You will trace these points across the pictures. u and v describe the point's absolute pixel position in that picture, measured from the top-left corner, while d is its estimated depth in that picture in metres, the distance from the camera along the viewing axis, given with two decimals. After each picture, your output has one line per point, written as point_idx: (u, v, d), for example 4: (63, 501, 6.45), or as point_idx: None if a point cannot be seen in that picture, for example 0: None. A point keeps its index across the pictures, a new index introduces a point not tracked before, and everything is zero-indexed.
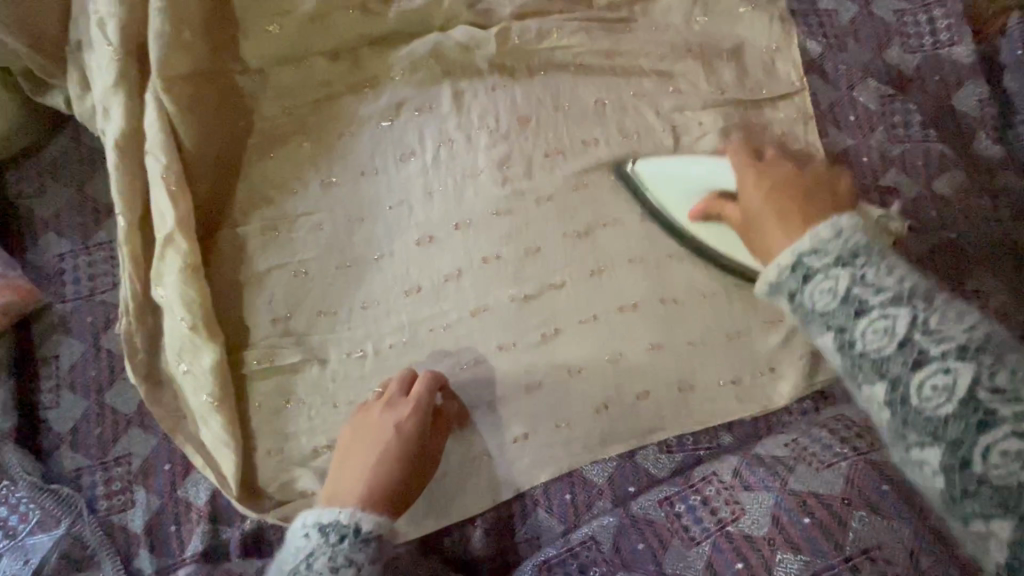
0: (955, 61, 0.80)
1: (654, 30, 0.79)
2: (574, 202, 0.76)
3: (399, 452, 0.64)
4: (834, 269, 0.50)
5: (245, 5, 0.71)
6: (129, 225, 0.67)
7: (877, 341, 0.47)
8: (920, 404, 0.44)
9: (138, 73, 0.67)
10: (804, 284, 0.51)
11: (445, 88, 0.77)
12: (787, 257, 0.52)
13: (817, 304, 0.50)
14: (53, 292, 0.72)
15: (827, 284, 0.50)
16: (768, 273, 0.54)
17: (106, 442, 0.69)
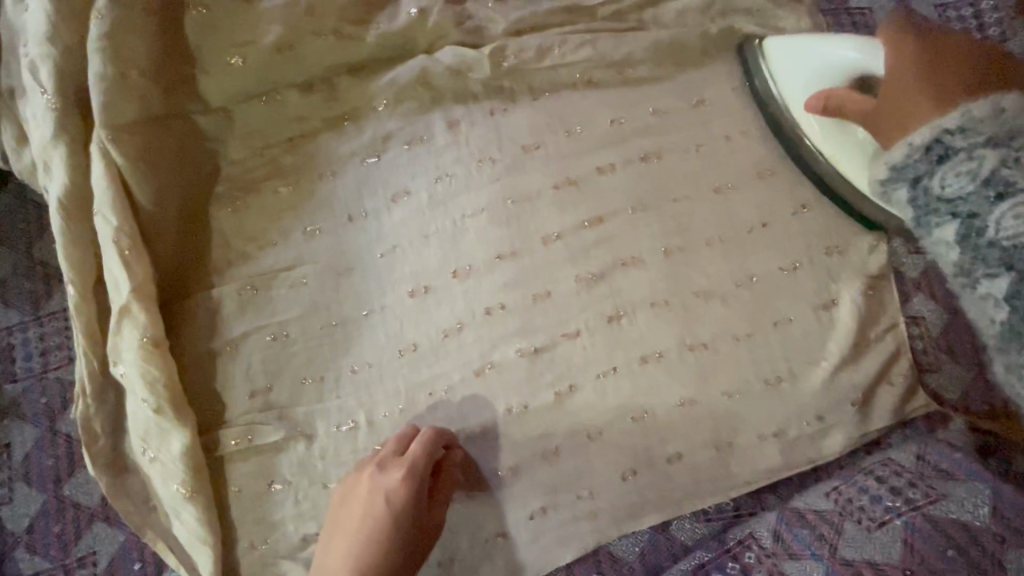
0: (1011, 56, 0.69)
1: (669, 38, 0.70)
2: (588, 241, 0.67)
3: (391, 527, 0.56)
4: (981, 149, 0.39)
5: (203, 38, 0.62)
6: (80, 295, 0.59)
7: (966, 183, 0.39)
8: (1003, 236, 0.37)
9: (81, 122, 0.58)
10: (937, 167, 0.40)
11: (436, 117, 0.68)
12: (924, 135, 0.41)
13: (949, 188, 0.39)
14: (3, 370, 0.64)
15: (969, 166, 0.39)
16: (891, 155, 0.43)
17: (67, 541, 0.61)
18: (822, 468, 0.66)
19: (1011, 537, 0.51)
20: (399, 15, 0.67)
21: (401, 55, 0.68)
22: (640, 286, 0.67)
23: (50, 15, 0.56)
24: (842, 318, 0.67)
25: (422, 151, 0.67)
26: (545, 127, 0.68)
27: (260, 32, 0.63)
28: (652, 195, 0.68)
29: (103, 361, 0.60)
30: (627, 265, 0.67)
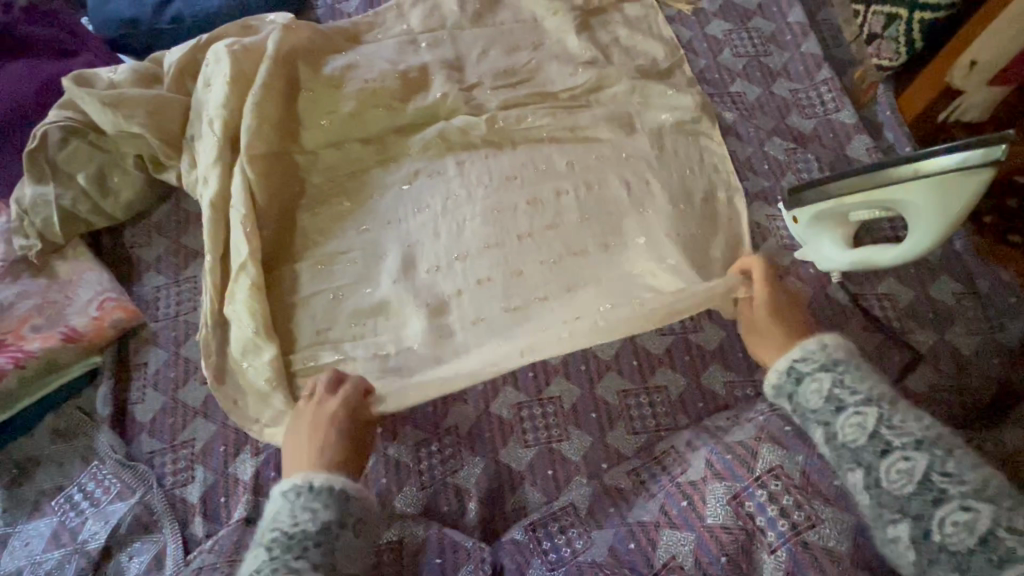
0: (841, 122, 1.02)
1: (607, 109, 1.04)
2: (550, 237, 0.96)
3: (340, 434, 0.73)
4: (820, 373, 0.65)
5: (307, 109, 1.00)
6: (214, 258, 0.90)
7: (815, 399, 0.64)
8: (845, 439, 0.61)
9: (230, 153, 0.94)
10: (798, 387, 0.67)
11: (449, 159, 1.02)
12: (785, 364, 0.68)
13: (810, 403, 0.65)
14: (148, 314, 0.94)
15: (815, 386, 0.65)
16: (770, 378, 0.69)
17: (176, 429, 0.87)
18: (718, 400, 0.86)
19: None
20: (429, 97, 1.04)
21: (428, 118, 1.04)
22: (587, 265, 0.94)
23: (225, 92, 0.93)
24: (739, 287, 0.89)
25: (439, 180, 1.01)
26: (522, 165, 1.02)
27: (340, 107, 1.00)
28: (594, 208, 0.98)
29: (220, 303, 0.90)
30: (578, 252, 0.95)
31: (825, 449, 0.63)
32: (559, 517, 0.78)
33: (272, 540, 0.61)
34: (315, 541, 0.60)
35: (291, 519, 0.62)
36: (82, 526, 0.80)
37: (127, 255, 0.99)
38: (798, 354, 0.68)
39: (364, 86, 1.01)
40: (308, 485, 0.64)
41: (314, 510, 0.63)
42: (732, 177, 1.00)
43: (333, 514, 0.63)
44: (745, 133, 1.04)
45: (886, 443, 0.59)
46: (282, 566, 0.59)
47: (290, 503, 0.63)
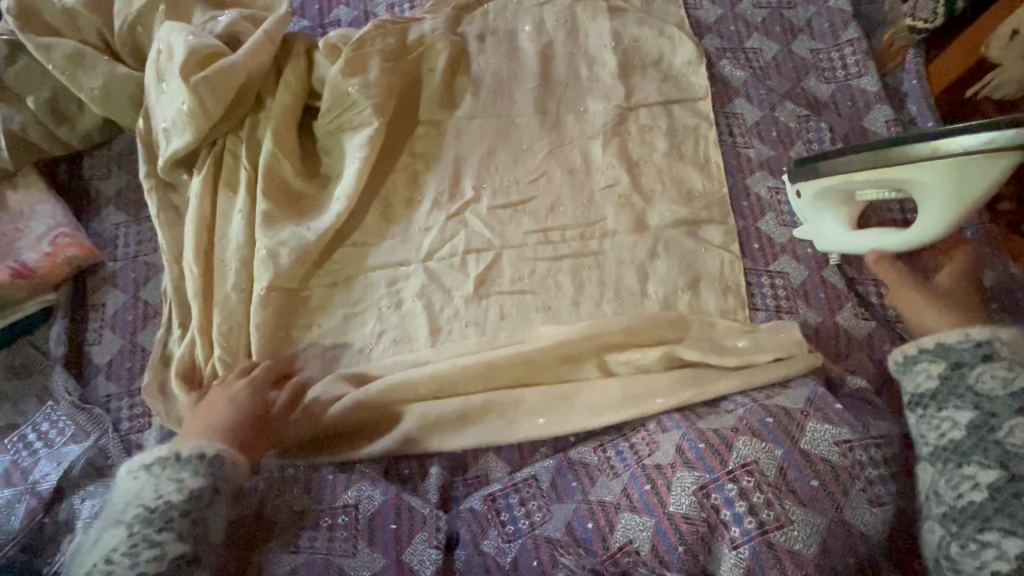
0: (862, 89, 0.94)
1: (610, 61, 0.96)
2: (531, 191, 0.90)
3: (247, 403, 0.74)
4: (1015, 368, 0.63)
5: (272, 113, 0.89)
6: (197, 227, 0.85)
7: (993, 387, 0.62)
8: (1007, 438, 0.59)
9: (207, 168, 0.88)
10: (978, 364, 0.64)
11: (429, 105, 0.95)
12: (982, 335, 0.65)
13: (981, 385, 0.63)
14: (107, 253, 0.89)
15: (999, 375, 0.62)
16: (949, 338, 0.66)
17: (134, 373, 0.84)
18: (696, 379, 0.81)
19: (812, 412, 0.69)
20: (415, 33, 0.96)
21: (400, 125, 0.94)
22: (563, 224, 0.88)
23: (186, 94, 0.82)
24: (714, 302, 0.84)
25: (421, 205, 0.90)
26: (507, 159, 0.92)
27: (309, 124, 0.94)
28: (584, 166, 0.91)
29: (196, 260, 0.83)
30: (551, 210, 0.89)
31: (963, 433, 0.62)
32: (520, 489, 0.75)
33: (130, 516, 0.64)
34: (180, 510, 0.64)
35: (155, 494, 0.65)
36: (34, 466, 0.78)
37: (84, 187, 0.92)
38: (1003, 338, 0.65)
39: (337, 88, 0.89)
40: (178, 456, 0.67)
41: (181, 481, 0.66)
42: (737, 143, 0.92)
43: (203, 481, 0.66)
44: (756, 95, 0.94)
45: None
46: (140, 539, 0.62)
47: (152, 478, 0.66)
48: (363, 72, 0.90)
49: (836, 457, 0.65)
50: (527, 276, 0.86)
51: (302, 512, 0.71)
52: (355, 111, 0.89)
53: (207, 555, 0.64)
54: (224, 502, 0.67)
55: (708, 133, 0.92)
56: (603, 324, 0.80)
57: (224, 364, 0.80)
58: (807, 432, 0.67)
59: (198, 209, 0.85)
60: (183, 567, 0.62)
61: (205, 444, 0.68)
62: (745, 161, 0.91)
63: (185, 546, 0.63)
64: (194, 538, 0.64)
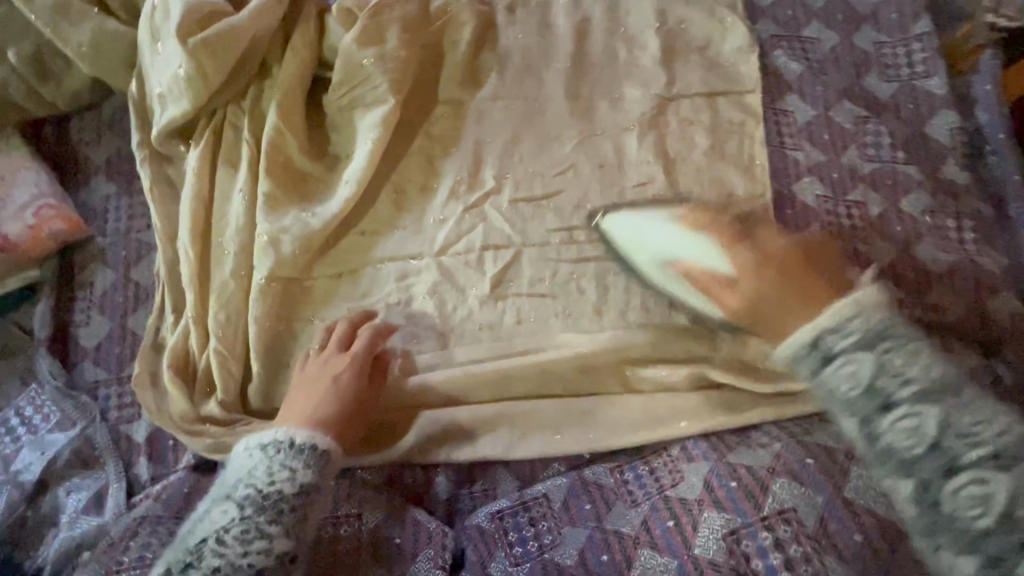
0: (928, 91, 0.85)
1: (652, 44, 0.87)
2: (557, 184, 0.82)
3: (348, 386, 0.70)
4: (859, 351, 0.46)
5: (278, 84, 0.80)
6: (192, 205, 0.78)
7: (850, 385, 0.46)
8: (892, 443, 0.45)
9: (205, 141, 0.80)
10: (822, 364, 0.48)
11: (451, 81, 0.86)
12: (806, 331, 0.49)
13: (839, 388, 0.47)
14: (96, 227, 0.82)
15: (848, 367, 0.46)
16: (791, 338, 0.49)
17: (123, 360, 0.78)
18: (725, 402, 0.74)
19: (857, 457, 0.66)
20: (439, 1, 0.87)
21: (416, 102, 0.86)
22: (589, 223, 0.81)
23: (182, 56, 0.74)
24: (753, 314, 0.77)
25: (436, 194, 0.83)
26: (533, 147, 0.84)
27: (318, 96, 0.86)
28: (616, 158, 0.83)
29: (189, 241, 0.77)
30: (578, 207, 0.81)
31: (864, 444, 0.47)
32: (530, 508, 0.71)
33: (243, 499, 0.61)
34: (291, 501, 0.61)
35: (266, 477, 0.62)
36: (16, 454, 0.73)
37: (72, 153, 0.85)
38: (845, 312, 0.48)
39: (352, 59, 0.80)
40: (291, 443, 0.64)
41: (292, 469, 0.63)
42: (785, 143, 0.84)
43: (314, 472, 0.63)
44: (810, 91, 0.86)
45: (952, 457, 0.43)
46: (253, 526, 0.59)
47: (268, 462, 0.63)
48: (380, 42, 0.81)
49: (881, 508, 0.63)
50: (547, 279, 0.79)
51: None
52: (372, 85, 0.81)
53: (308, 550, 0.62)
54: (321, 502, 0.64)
55: (755, 130, 0.84)
56: (631, 341, 0.74)
57: (218, 357, 0.74)
58: (850, 479, 0.65)
59: (195, 185, 0.78)
60: (286, 561, 0.59)
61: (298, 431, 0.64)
62: (793, 164, 0.83)
63: (289, 543, 0.60)
64: (296, 536, 0.61)
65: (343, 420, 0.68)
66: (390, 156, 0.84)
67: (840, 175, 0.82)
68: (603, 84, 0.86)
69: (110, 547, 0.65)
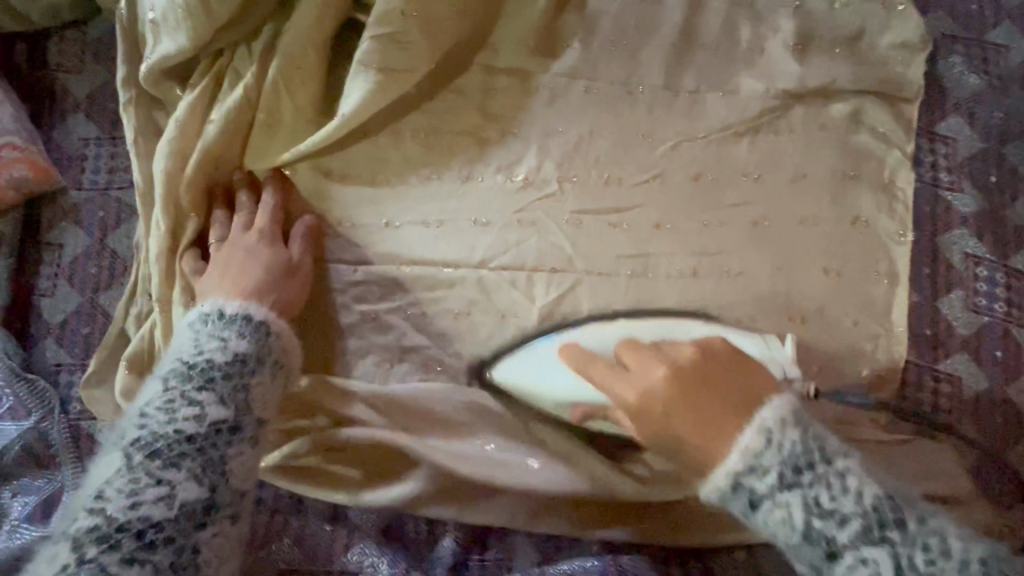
0: None
1: (786, 29, 0.67)
2: (637, 196, 0.64)
3: (281, 253, 0.59)
4: (785, 491, 0.43)
5: (293, 26, 0.62)
6: (176, 169, 0.62)
7: (787, 517, 0.43)
8: (819, 507, 0.42)
9: (200, 87, 0.63)
10: (755, 510, 0.44)
11: (521, 45, 0.68)
12: (740, 458, 0.44)
13: (775, 526, 0.43)
14: (70, 177, 0.68)
15: (780, 512, 0.43)
16: (718, 478, 0.45)
17: (92, 343, 0.66)
18: None
19: None
20: None
21: (471, 71, 0.68)
22: (668, 254, 0.63)
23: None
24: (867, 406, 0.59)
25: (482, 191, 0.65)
26: (613, 143, 0.66)
27: (348, 50, 0.67)
28: (717, 172, 0.65)
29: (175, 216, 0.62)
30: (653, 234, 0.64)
31: (796, 537, 0.42)
32: None
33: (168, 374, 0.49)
34: (223, 368, 0.49)
35: (193, 348, 0.50)
36: None
37: (47, 80, 0.69)
38: (755, 439, 0.44)
39: (389, 8, 0.62)
40: (221, 313, 0.53)
41: (221, 339, 0.51)
42: (937, 180, 0.66)
43: (251, 342, 0.52)
44: (984, 116, 0.68)
45: (831, 539, 0.42)
46: (178, 395, 0.48)
47: (196, 337, 0.52)
48: None
49: None
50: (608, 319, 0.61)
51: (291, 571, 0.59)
52: (405, 45, 0.63)
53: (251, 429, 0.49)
54: (246, 442, 0.49)
55: (898, 161, 0.65)
56: None
57: None
58: None
59: (182, 144, 0.62)
60: (224, 435, 0.47)
61: (224, 300, 0.54)
62: (941, 209, 0.66)
63: (228, 411, 0.48)
64: (212, 484, 0.46)
65: (281, 285, 0.57)
66: (416, 138, 0.66)
67: (999, 233, 0.65)
68: (717, 75, 0.67)
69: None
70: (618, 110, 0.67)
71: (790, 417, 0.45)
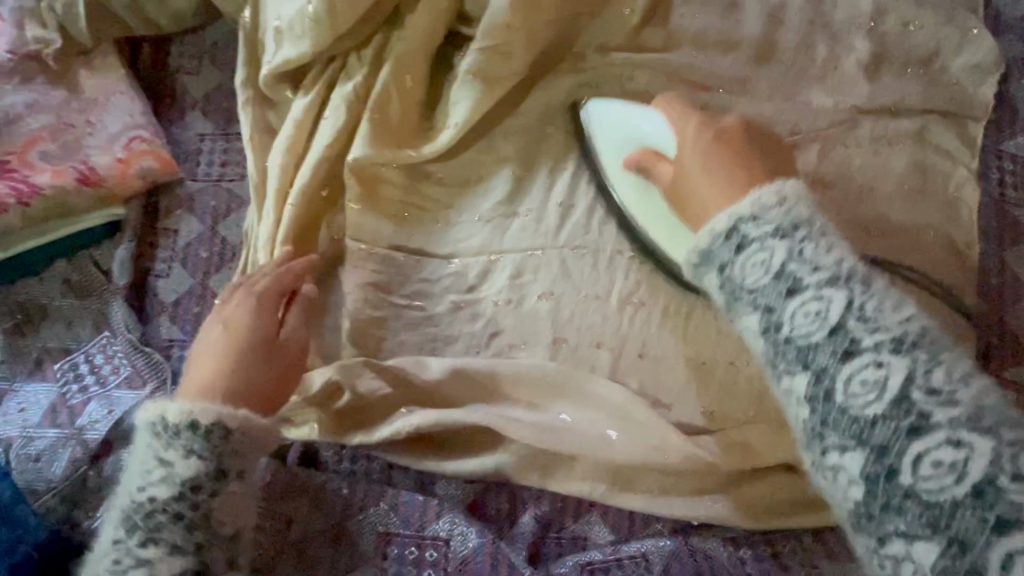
0: None
1: (860, 47, 0.71)
2: None
3: (262, 325, 0.57)
4: (771, 239, 0.44)
5: (406, 40, 0.68)
6: (292, 164, 0.68)
7: (756, 274, 0.43)
8: (795, 333, 0.41)
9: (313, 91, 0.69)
10: (736, 255, 0.45)
11: (608, 57, 0.72)
12: (723, 222, 0.46)
13: (747, 277, 0.44)
14: (186, 169, 0.74)
15: (761, 256, 0.43)
16: (700, 239, 0.47)
17: (201, 321, 0.71)
18: None
19: None
20: None
21: (558, 79, 0.73)
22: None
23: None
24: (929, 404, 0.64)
25: (569, 194, 0.71)
26: None
27: (447, 59, 0.73)
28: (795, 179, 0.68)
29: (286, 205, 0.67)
30: None
31: (790, 330, 0.41)
32: (625, 567, 0.62)
33: (122, 515, 0.48)
34: (171, 511, 0.47)
35: (133, 498, 0.48)
36: (83, 408, 0.68)
37: (168, 80, 0.76)
38: (746, 207, 0.45)
39: (494, 22, 0.67)
40: (162, 425, 0.48)
41: (166, 465, 0.47)
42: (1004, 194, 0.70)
43: (199, 461, 0.47)
44: None
45: (853, 341, 0.39)
46: (126, 551, 0.46)
47: (142, 471, 0.48)
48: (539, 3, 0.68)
49: None
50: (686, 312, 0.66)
51: (389, 535, 0.63)
52: (507, 56, 0.68)
53: (220, 540, 0.48)
54: (220, 565, 0.48)
55: (965, 176, 0.68)
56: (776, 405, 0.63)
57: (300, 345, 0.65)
58: None
59: (298, 141, 0.68)
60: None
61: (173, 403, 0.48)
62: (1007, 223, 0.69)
63: (183, 558, 0.47)
64: (199, 542, 0.47)
65: (259, 366, 0.55)
66: (507, 143, 0.72)
67: None
68: (793, 88, 0.71)
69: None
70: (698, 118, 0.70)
71: (804, 194, 0.45)
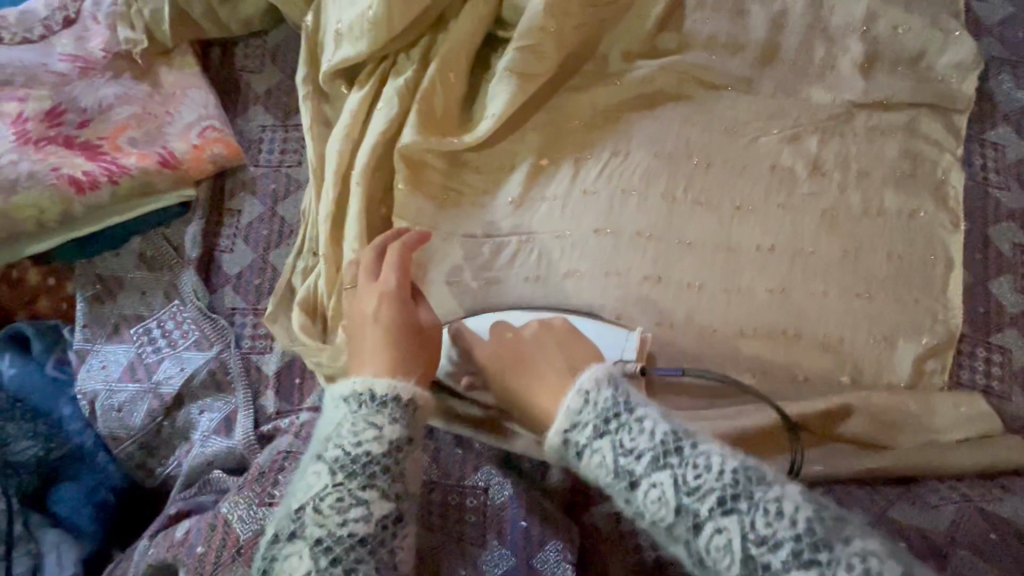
0: None
1: (854, 48, 0.79)
2: (729, 181, 0.75)
3: (399, 314, 0.59)
4: (598, 439, 0.49)
5: (452, 41, 0.77)
6: (348, 148, 0.76)
7: (604, 470, 0.49)
8: (650, 507, 0.46)
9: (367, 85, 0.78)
10: (581, 458, 0.50)
11: (628, 58, 0.81)
12: (561, 425, 0.51)
13: (596, 475, 0.49)
14: (250, 156, 0.83)
15: (598, 457, 0.49)
16: (550, 440, 0.52)
17: (262, 292, 0.79)
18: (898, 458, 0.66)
19: None
20: None
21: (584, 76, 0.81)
22: (749, 233, 0.73)
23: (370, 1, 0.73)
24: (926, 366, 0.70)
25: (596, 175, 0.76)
26: (706, 137, 0.77)
27: (484, 60, 0.82)
28: (798, 164, 0.76)
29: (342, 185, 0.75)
30: (737, 214, 0.74)
31: (665, 509, 0.45)
32: None
33: (332, 463, 0.49)
34: (383, 463, 0.49)
35: (352, 438, 0.49)
36: (157, 366, 0.75)
37: (235, 79, 0.86)
38: (576, 400, 0.51)
39: (531, 24, 0.76)
40: (373, 394, 0.52)
41: (378, 426, 0.50)
42: (988, 179, 0.78)
43: (399, 427, 0.51)
44: None
45: (695, 514, 0.45)
46: (347, 493, 0.47)
47: (352, 418, 0.51)
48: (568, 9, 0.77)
49: None
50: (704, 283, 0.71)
51: (431, 483, 0.70)
52: (540, 54, 0.76)
53: (412, 505, 0.50)
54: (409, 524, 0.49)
55: (951, 162, 0.76)
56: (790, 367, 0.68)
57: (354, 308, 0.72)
58: None
59: (353, 129, 0.76)
60: (389, 527, 0.47)
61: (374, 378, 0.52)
62: (992, 205, 0.77)
63: (391, 505, 0.48)
64: (397, 495, 0.49)
65: (404, 346, 0.57)
66: (538, 130, 0.79)
67: None
68: (795, 84, 0.79)
69: (261, 476, 0.63)
70: (710, 111, 0.78)
71: (603, 377, 0.52)
